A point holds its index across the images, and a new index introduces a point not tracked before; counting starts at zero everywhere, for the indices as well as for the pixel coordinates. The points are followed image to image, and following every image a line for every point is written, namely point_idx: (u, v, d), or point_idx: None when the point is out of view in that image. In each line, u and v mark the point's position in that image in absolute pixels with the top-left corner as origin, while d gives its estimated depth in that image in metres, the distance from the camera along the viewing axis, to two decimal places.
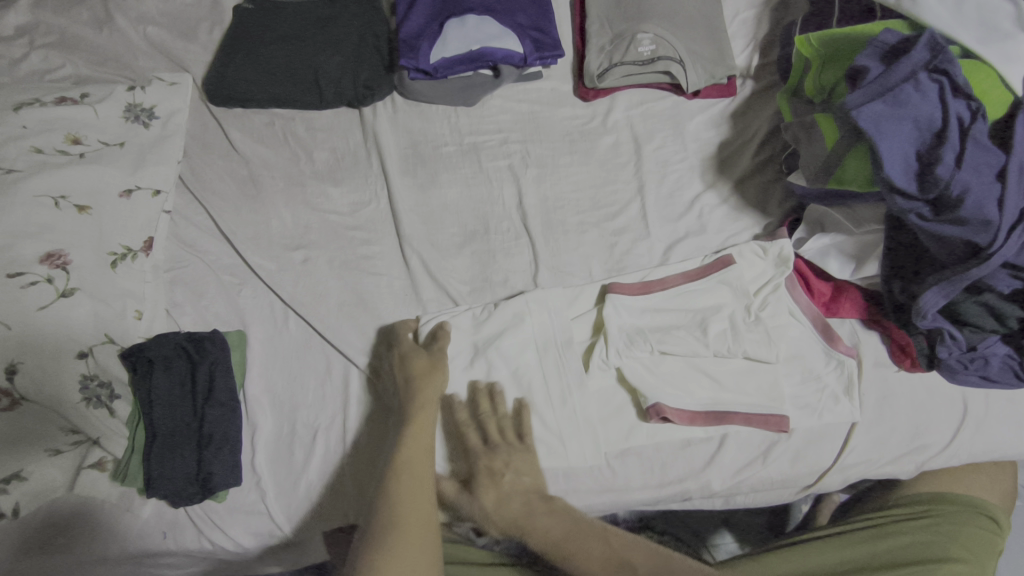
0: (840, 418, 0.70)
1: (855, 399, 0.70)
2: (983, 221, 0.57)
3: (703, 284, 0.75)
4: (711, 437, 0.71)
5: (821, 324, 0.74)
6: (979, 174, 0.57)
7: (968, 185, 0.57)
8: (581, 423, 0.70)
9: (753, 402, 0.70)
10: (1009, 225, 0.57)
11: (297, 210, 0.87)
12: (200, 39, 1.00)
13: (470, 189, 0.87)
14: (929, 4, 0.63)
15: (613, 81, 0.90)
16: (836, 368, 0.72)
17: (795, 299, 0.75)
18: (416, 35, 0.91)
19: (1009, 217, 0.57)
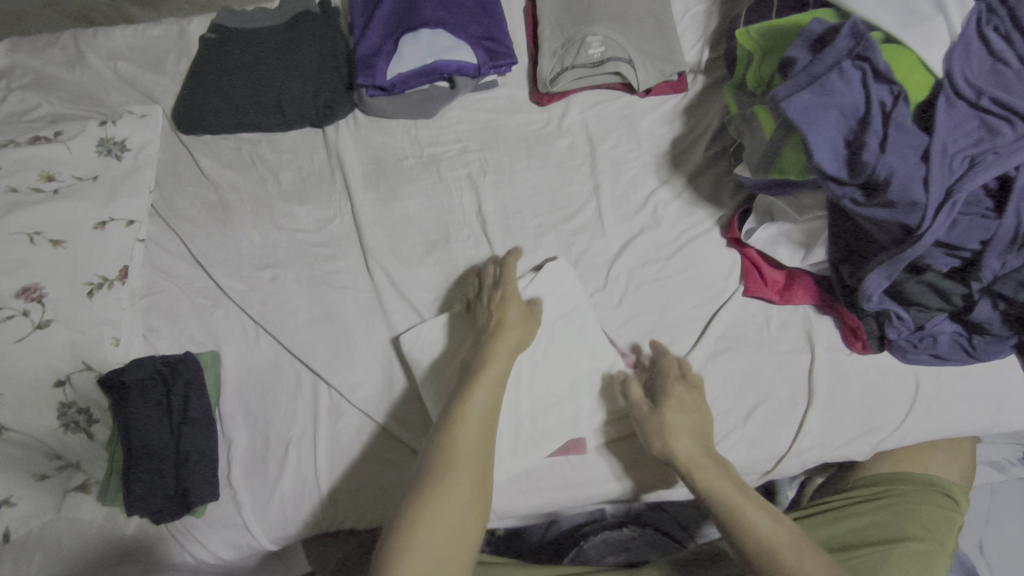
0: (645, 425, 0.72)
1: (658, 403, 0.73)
2: (909, 202, 0.58)
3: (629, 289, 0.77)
4: None
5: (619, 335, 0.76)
6: (904, 156, 0.58)
7: (893, 168, 0.58)
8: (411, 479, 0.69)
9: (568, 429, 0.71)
10: (936, 204, 0.58)
11: (265, 230, 0.89)
12: (168, 70, 1.04)
13: (431, 201, 0.89)
14: None
15: (566, 85, 0.91)
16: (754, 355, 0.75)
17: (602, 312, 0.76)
18: (373, 54, 0.94)
19: (936, 196, 0.57)
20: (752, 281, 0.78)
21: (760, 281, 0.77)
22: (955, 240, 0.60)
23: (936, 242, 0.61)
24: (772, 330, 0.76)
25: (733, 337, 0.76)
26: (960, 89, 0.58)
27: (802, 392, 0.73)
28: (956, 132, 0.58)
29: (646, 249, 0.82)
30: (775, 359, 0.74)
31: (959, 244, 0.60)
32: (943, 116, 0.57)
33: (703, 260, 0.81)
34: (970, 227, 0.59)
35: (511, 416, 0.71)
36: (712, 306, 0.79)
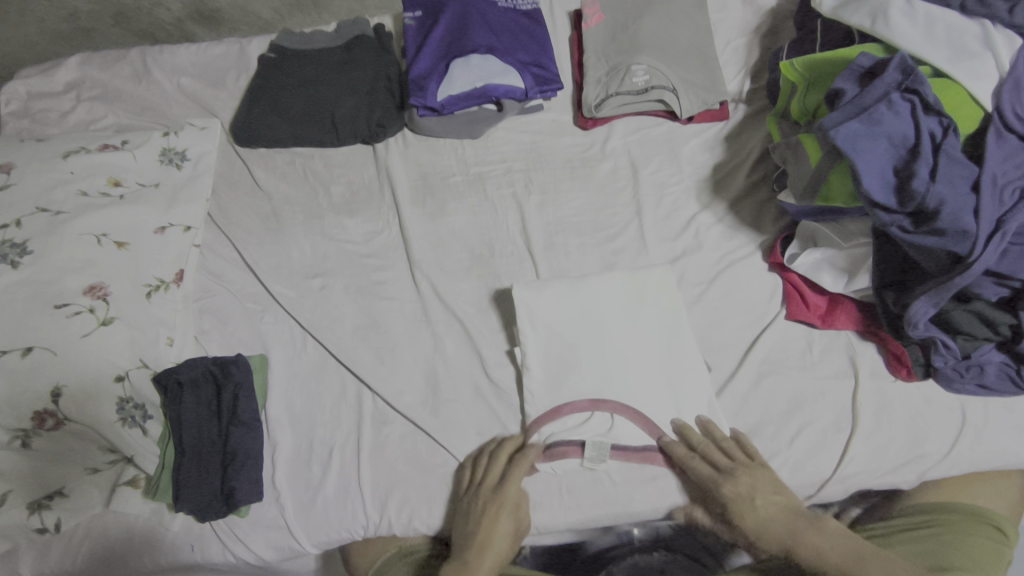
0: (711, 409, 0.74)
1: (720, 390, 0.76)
2: (960, 231, 0.59)
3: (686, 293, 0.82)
4: None
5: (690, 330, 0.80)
6: (954, 186, 0.59)
7: (944, 197, 0.59)
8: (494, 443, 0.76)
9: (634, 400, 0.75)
10: (987, 234, 0.59)
11: (315, 240, 0.93)
12: (227, 86, 1.09)
13: (476, 217, 0.92)
14: (901, 29, 0.68)
15: (610, 111, 0.94)
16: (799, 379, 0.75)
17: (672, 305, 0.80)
18: (425, 75, 0.98)
19: (986, 227, 0.59)
20: (794, 304, 0.79)
21: (803, 305, 0.78)
22: (1006, 270, 0.61)
23: (986, 271, 0.62)
24: (815, 355, 0.77)
25: (774, 361, 0.77)
26: (1010, 122, 0.59)
27: (847, 417, 0.73)
28: (1007, 164, 0.59)
29: (688, 271, 0.84)
30: (818, 383, 0.75)
31: (1008, 274, 0.61)
32: (993, 147, 0.59)
33: (746, 284, 0.82)
34: (1021, 257, 0.60)
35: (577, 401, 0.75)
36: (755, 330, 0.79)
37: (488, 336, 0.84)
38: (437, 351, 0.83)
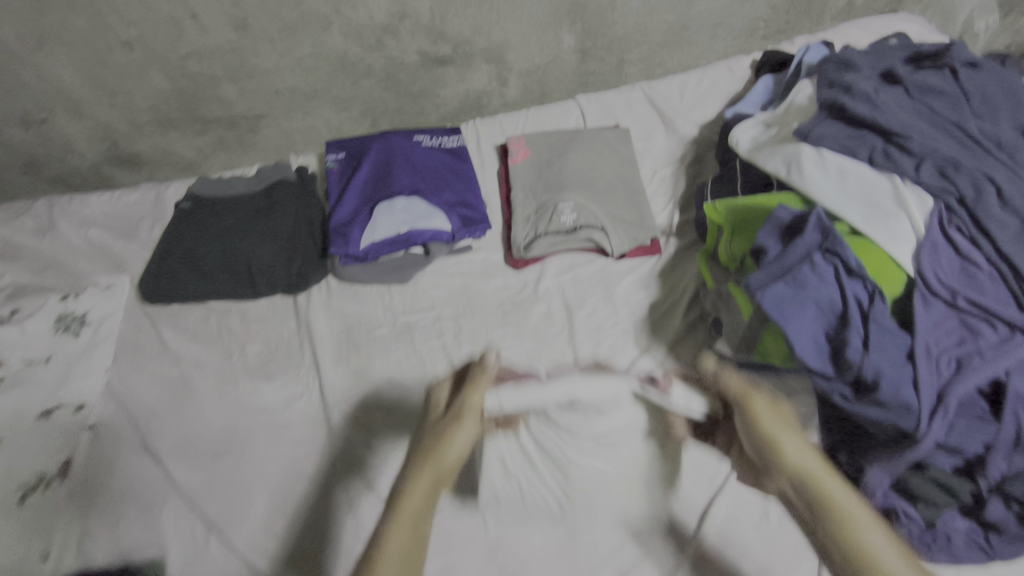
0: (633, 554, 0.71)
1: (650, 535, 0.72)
2: (902, 405, 0.55)
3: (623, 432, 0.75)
4: None
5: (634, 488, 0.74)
6: (888, 356, 0.56)
7: (880, 369, 0.56)
8: None
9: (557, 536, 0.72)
10: (930, 408, 0.55)
11: (226, 410, 0.84)
12: (139, 237, 1.03)
13: (404, 374, 0.86)
14: (815, 182, 0.66)
15: (540, 251, 0.91)
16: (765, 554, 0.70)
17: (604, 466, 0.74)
18: (347, 222, 0.94)
19: (928, 401, 0.55)
20: None
21: None
22: (955, 442, 0.56)
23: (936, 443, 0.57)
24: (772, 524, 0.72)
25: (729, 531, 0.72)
26: (934, 288, 0.57)
27: None
28: (938, 332, 0.56)
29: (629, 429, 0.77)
30: None
31: (958, 447, 0.57)
32: (922, 315, 0.56)
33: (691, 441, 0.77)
34: (969, 429, 0.56)
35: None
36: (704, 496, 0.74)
37: None
38: (359, 540, 0.73)
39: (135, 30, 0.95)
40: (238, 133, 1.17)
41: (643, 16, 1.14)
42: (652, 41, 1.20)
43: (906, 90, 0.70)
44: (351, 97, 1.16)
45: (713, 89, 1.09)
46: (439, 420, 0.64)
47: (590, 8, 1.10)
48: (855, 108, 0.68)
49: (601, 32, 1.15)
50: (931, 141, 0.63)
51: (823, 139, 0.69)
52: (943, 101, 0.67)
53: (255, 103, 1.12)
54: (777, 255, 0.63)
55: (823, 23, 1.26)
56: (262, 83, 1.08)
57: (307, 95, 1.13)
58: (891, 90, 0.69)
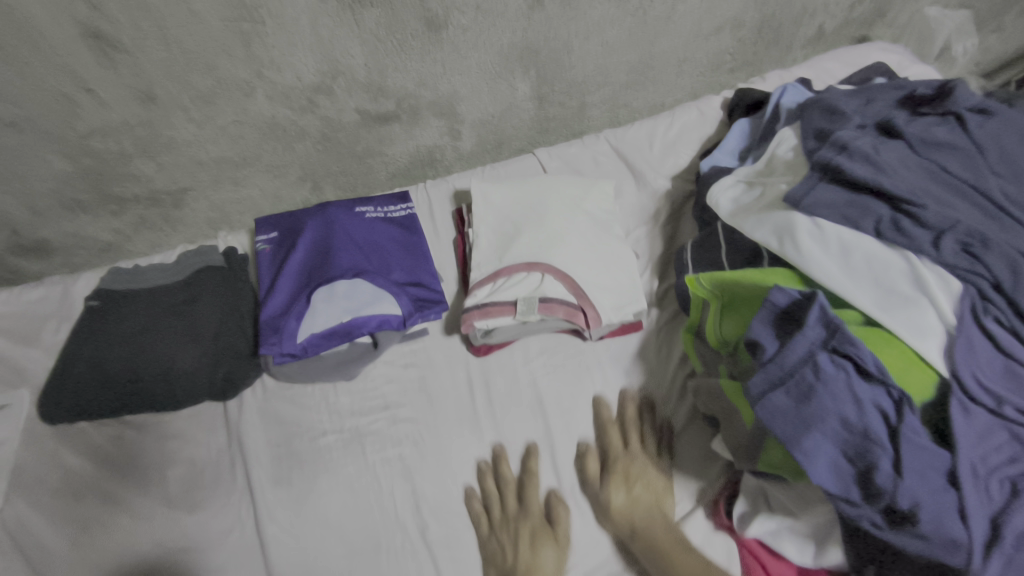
0: None
1: None
2: (948, 539, 0.45)
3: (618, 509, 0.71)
4: None
5: None
6: (927, 481, 0.46)
7: (918, 499, 0.46)
8: None
9: None
10: (982, 542, 0.45)
11: (144, 553, 0.72)
12: (42, 342, 0.89)
13: (354, 498, 0.72)
14: (815, 257, 0.57)
15: (502, 336, 0.80)
16: None
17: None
18: (281, 313, 0.82)
19: (980, 533, 0.45)
20: None
21: None
22: None
23: None
24: None
25: None
26: (973, 393, 0.47)
27: None
28: (984, 446, 0.47)
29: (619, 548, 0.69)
30: None
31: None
32: (963, 427, 0.46)
33: None
34: None
35: None
36: None
37: None
38: None
39: (22, 110, 0.82)
40: (161, 210, 1.04)
41: (602, 58, 1.05)
42: (614, 81, 1.12)
43: (908, 143, 0.60)
44: (287, 162, 1.04)
45: (684, 134, 1.00)
46: (507, 523, 0.70)
47: (544, 53, 1.01)
48: (856, 169, 0.59)
49: (558, 77, 1.06)
50: (948, 208, 0.54)
51: (819, 206, 0.60)
52: (954, 158, 0.58)
53: (177, 177, 1.00)
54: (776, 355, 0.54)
55: (791, 52, 1.19)
56: (182, 155, 0.96)
57: (236, 164, 1.01)
58: (893, 146, 0.60)
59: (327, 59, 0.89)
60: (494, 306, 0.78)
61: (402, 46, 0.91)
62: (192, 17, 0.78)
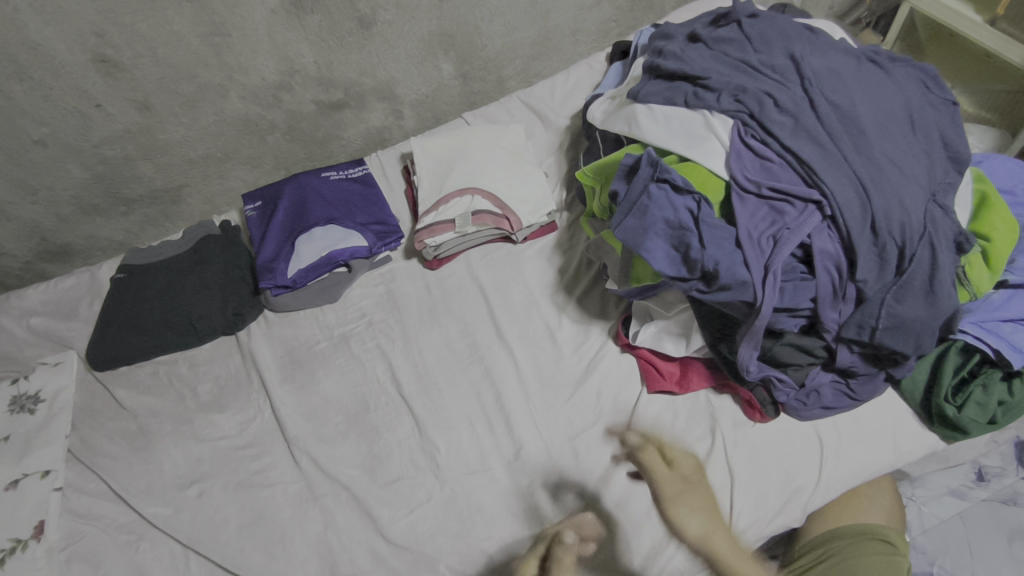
0: (609, 428, 0.81)
1: (608, 418, 0.82)
2: (740, 282, 0.68)
3: (551, 350, 0.89)
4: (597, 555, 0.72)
5: (577, 412, 0.83)
6: (721, 247, 0.68)
7: (717, 259, 0.67)
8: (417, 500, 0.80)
9: (541, 438, 0.82)
10: (760, 278, 0.68)
11: (186, 446, 0.90)
12: (81, 316, 1.09)
13: (347, 377, 0.93)
14: (647, 128, 0.80)
15: (449, 249, 1.02)
16: (685, 449, 0.77)
17: (546, 397, 0.85)
18: (272, 258, 1.02)
19: (758, 274, 0.68)
20: (650, 377, 0.83)
21: (658, 375, 0.82)
22: (791, 304, 0.69)
23: (778, 308, 0.70)
24: (682, 421, 0.79)
25: (649, 443, 0.78)
26: (743, 184, 0.70)
27: (724, 477, 0.74)
28: (755, 219, 0.69)
29: (552, 376, 0.87)
30: (688, 452, 0.77)
31: (794, 307, 0.69)
32: (739, 209, 0.69)
33: (608, 373, 0.86)
34: (795, 290, 0.68)
35: (454, 516, 0.78)
36: (627, 417, 0.82)
37: (376, 492, 0.81)
38: (330, 529, 0.79)
39: (46, 128, 1.04)
40: (161, 207, 1.26)
41: (507, 36, 1.30)
42: (521, 55, 1.36)
43: (705, 44, 0.85)
44: (262, 153, 1.26)
45: (579, 83, 1.24)
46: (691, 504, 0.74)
47: (459, 36, 1.24)
48: (669, 65, 0.83)
49: (474, 56, 1.30)
50: (725, 77, 0.78)
51: (650, 95, 0.83)
52: (733, 46, 0.82)
53: (173, 176, 1.21)
54: (625, 195, 0.76)
55: (665, 12, 1.44)
56: (175, 155, 1.18)
57: (220, 159, 1.23)
58: (694, 48, 0.84)
59: (283, 60, 1.11)
60: (438, 224, 1.01)
61: (342, 42, 1.13)
62: (173, 36, 1.00)
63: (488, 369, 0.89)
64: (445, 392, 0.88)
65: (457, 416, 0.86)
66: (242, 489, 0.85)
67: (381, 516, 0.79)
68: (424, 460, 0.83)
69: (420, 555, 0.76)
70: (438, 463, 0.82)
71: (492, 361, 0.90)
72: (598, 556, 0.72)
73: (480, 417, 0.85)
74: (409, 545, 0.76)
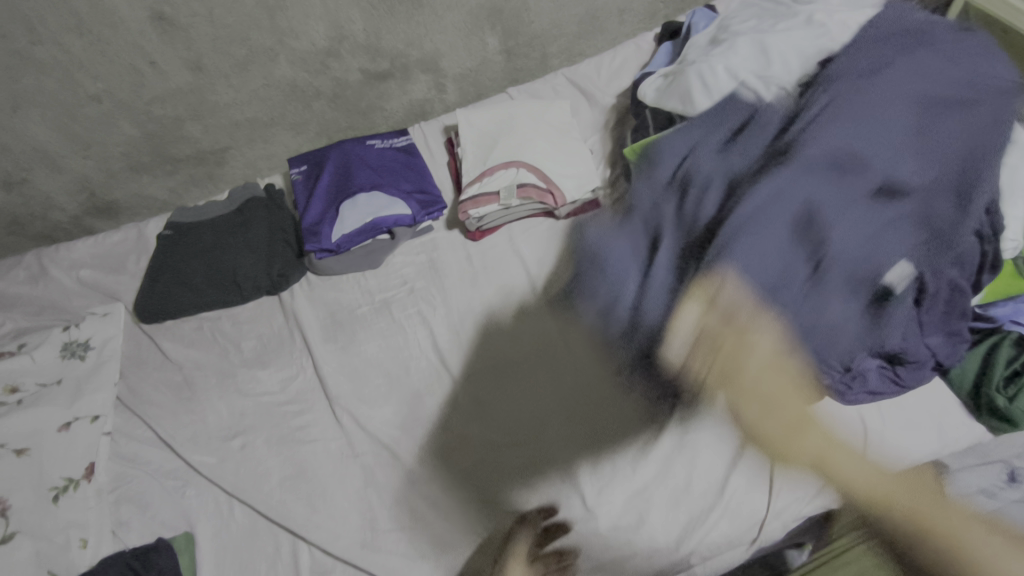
0: None
1: None
2: None
3: None
4: (633, 522, 0.73)
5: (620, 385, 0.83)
6: None
7: None
8: (456, 462, 0.81)
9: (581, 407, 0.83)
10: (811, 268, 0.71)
11: (230, 398, 0.93)
12: (129, 270, 1.13)
13: (388, 341, 0.95)
14: (705, 104, 0.84)
15: (492, 221, 1.02)
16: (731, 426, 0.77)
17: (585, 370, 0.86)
18: (317, 223, 1.03)
19: None
20: None
21: None
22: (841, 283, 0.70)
23: None
24: None
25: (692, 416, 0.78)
26: None
27: (764, 456, 0.75)
28: None
29: None
30: (731, 428, 0.77)
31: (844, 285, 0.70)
32: None
33: None
34: None
35: (494, 479, 0.79)
36: None
37: (416, 452, 0.83)
38: (370, 485, 0.81)
39: (101, 83, 1.05)
40: (206, 168, 1.27)
41: (555, 13, 1.29)
42: (567, 33, 1.35)
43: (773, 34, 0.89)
44: (306, 120, 1.27)
45: (625, 63, 1.23)
46: None
47: (507, 11, 1.23)
48: (733, 60, 0.87)
49: (520, 31, 1.29)
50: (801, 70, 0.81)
51: (710, 76, 0.87)
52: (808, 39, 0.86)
53: (219, 138, 1.23)
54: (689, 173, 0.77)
55: None
56: (223, 117, 1.19)
57: (265, 123, 1.24)
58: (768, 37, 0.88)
59: (334, 26, 1.12)
60: (483, 196, 1.01)
61: (392, 11, 1.14)
62: None
63: (533, 341, 0.90)
64: (485, 360, 0.90)
65: (497, 382, 0.87)
66: (285, 442, 0.87)
67: (422, 476, 0.81)
68: (463, 424, 0.84)
69: (459, 514, 0.77)
70: (479, 428, 0.83)
71: (533, 331, 0.91)
72: (637, 523, 0.73)
73: (521, 385, 0.86)
74: (451, 504, 0.78)
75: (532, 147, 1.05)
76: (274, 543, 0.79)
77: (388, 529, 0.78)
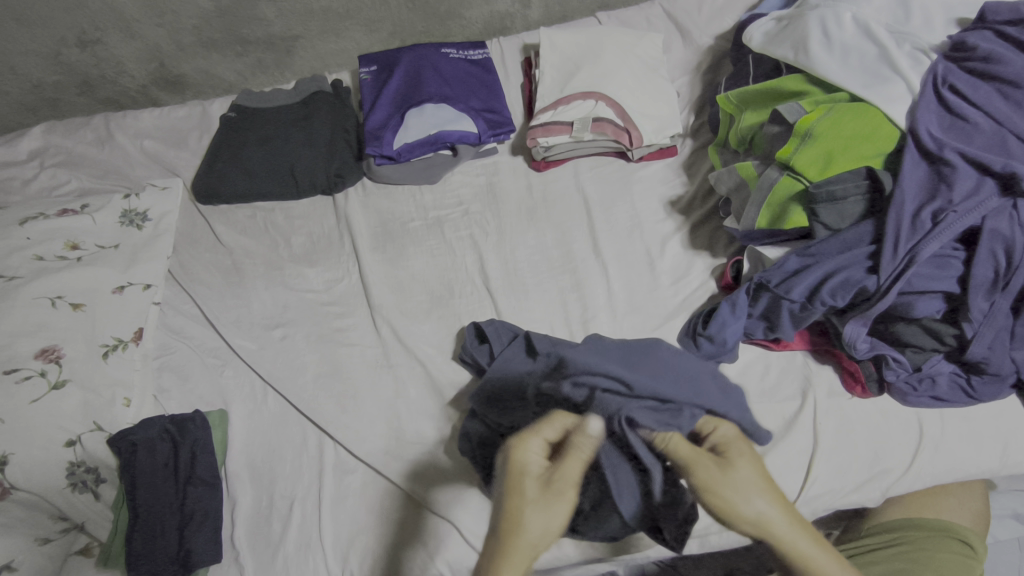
0: None
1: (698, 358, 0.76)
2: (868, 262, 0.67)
3: (649, 279, 0.86)
4: None
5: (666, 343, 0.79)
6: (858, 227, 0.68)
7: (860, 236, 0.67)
8: None
9: None
10: (897, 266, 0.65)
11: (275, 290, 0.93)
12: (190, 147, 1.12)
13: (436, 259, 0.93)
14: (819, 58, 0.75)
15: (561, 153, 0.97)
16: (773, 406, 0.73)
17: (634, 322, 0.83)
18: (380, 126, 1.00)
19: (901, 253, 0.64)
20: None
21: None
22: (919, 287, 0.66)
23: (904, 291, 0.67)
24: (772, 378, 0.76)
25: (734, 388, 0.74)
26: (923, 141, 0.65)
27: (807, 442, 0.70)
28: (922, 193, 0.65)
29: (643, 303, 0.84)
30: (775, 408, 0.73)
31: (923, 290, 0.66)
32: (909, 170, 0.65)
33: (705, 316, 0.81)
34: (930, 276, 0.65)
35: None
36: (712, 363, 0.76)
37: (448, 374, 0.83)
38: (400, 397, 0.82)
39: None
40: (275, 54, 1.24)
41: None
42: None
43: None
44: (382, 18, 1.21)
45: None
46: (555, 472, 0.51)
47: None
48: (863, 9, 0.77)
49: None
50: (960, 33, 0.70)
51: (830, 24, 0.77)
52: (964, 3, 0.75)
53: (292, 25, 1.18)
54: (796, 133, 0.70)
55: None
56: (299, 3, 1.14)
57: (340, 16, 1.19)
58: None
59: None
60: (555, 125, 0.95)
61: None
62: None
63: (586, 285, 0.86)
64: (532, 294, 0.87)
65: (539, 319, 0.85)
66: (323, 342, 0.88)
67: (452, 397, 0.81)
68: None
69: None
70: None
71: (586, 273, 0.88)
72: None
73: (566, 326, 0.84)
74: None
75: (615, 80, 0.98)
76: (302, 434, 0.82)
77: (411, 443, 0.79)
